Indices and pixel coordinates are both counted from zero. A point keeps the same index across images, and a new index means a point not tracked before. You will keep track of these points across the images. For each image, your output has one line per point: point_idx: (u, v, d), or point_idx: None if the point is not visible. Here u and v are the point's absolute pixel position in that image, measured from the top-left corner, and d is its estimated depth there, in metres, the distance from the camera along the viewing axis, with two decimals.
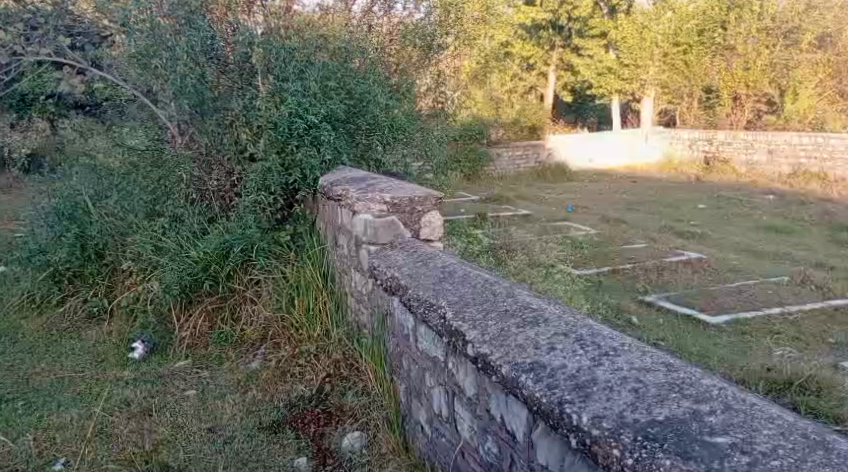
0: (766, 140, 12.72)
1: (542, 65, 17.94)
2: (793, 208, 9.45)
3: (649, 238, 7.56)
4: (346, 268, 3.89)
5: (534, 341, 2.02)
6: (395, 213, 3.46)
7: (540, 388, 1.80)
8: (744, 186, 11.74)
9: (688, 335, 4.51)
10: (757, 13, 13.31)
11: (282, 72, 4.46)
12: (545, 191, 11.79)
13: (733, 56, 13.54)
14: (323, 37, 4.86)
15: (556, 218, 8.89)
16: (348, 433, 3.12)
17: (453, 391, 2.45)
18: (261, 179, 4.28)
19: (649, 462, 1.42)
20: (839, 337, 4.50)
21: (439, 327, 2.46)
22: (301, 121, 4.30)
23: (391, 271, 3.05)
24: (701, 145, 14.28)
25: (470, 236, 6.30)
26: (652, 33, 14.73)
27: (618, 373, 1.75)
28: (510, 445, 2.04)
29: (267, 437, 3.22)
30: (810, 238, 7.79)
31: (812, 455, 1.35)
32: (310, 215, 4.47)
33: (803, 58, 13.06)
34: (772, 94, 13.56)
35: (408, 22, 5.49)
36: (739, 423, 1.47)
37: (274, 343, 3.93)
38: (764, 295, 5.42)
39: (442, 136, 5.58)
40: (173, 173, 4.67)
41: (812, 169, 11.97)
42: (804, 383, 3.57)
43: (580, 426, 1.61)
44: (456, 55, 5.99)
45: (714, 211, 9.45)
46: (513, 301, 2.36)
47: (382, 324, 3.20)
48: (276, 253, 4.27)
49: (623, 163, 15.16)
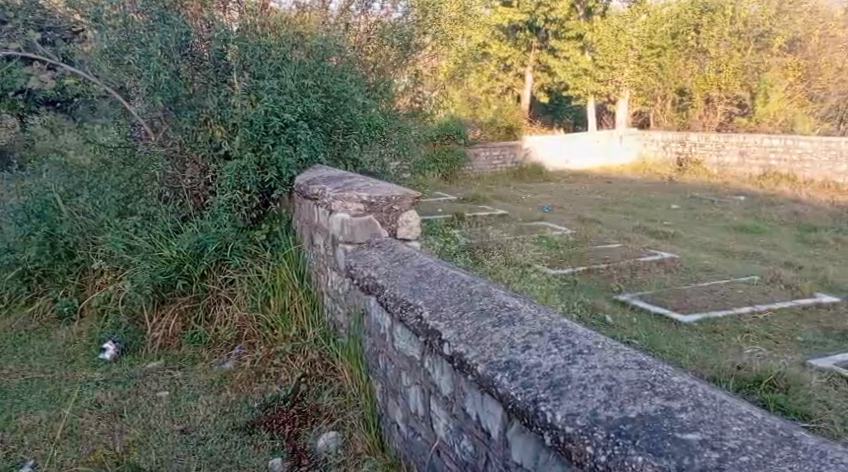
0: (737, 141, 12.84)
1: (519, 66, 18.05)
2: (763, 209, 9.61)
3: (623, 238, 7.63)
4: (322, 267, 3.87)
5: (509, 340, 2.04)
6: (372, 213, 3.46)
7: (515, 387, 1.81)
8: (716, 187, 11.94)
9: (661, 334, 4.56)
10: (729, 17, 13.48)
11: (259, 70, 4.43)
12: (521, 191, 11.86)
13: (705, 59, 13.80)
14: (299, 36, 4.78)
15: (533, 218, 8.97)
16: (324, 434, 3.12)
17: (428, 390, 2.47)
18: (236, 177, 4.24)
19: (622, 459, 1.44)
20: (807, 336, 4.58)
21: (415, 326, 2.47)
22: (278, 119, 4.28)
23: (367, 271, 3.05)
24: (674, 146, 14.46)
25: (447, 237, 6.28)
26: (627, 36, 14.82)
27: (590, 372, 1.76)
28: (485, 443, 2.05)
29: (240, 438, 3.20)
30: (778, 238, 7.93)
31: (780, 451, 1.38)
32: (285, 214, 4.45)
33: (773, 61, 13.34)
34: (743, 96, 13.78)
35: (385, 22, 5.49)
36: (709, 420, 1.49)
37: (248, 342, 3.95)
38: (733, 294, 5.49)
39: (417, 136, 5.60)
40: (145, 171, 4.60)
41: (781, 171, 12.13)
42: (773, 382, 3.63)
43: (554, 424, 1.63)
44: (434, 55, 6.02)
45: (686, 212, 9.56)
46: (489, 301, 2.36)
47: (359, 323, 3.20)
48: (251, 252, 4.25)
49: (598, 163, 15.27)
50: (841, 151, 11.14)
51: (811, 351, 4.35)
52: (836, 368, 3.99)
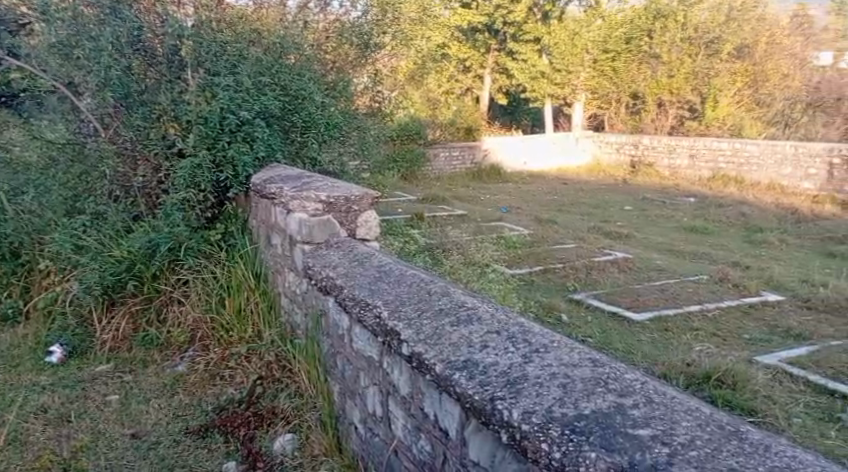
0: (687, 145, 13.14)
1: (478, 68, 18.25)
2: (711, 210, 9.86)
3: (579, 239, 7.75)
4: (279, 267, 3.86)
5: (468, 339, 2.07)
6: (331, 213, 3.45)
7: (473, 385, 1.84)
8: (667, 189, 12.23)
9: (614, 332, 4.65)
10: (680, 23, 13.91)
11: (214, 66, 4.40)
12: (480, 192, 11.94)
13: (658, 64, 14.24)
14: (257, 32, 4.78)
15: (492, 218, 9.06)
16: (280, 436, 3.11)
17: (386, 391, 2.48)
18: (190, 175, 4.17)
19: (576, 455, 1.46)
20: (753, 334, 4.73)
21: (374, 326, 2.48)
22: (234, 117, 4.23)
23: (326, 271, 3.05)
24: (628, 149, 14.71)
25: (408, 237, 6.42)
26: (582, 40, 15.07)
27: (547, 370, 1.80)
28: (443, 442, 2.07)
29: (193, 443, 3.17)
30: (726, 238, 8.15)
31: (727, 445, 1.42)
32: (242, 214, 4.40)
33: (721, 67, 13.65)
34: (694, 101, 14.19)
35: (344, 20, 5.50)
36: (660, 416, 1.53)
37: (202, 344, 3.91)
38: (683, 293, 5.64)
39: (376, 136, 5.62)
40: (94, 168, 4.51)
41: (729, 174, 12.42)
42: (721, 378, 3.73)
43: (511, 421, 1.66)
44: (393, 55, 6.06)
45: (639, 213, 9.75)
46: (447, 301, 2.39)
47: (317, 323, 3.19)
48: (206, 253, 4.18)
49: (555, 163, 15.41)
50: (785, 155, 11.50)
51: (756, 348, 4.49)
52: (780, 365, 4.13)
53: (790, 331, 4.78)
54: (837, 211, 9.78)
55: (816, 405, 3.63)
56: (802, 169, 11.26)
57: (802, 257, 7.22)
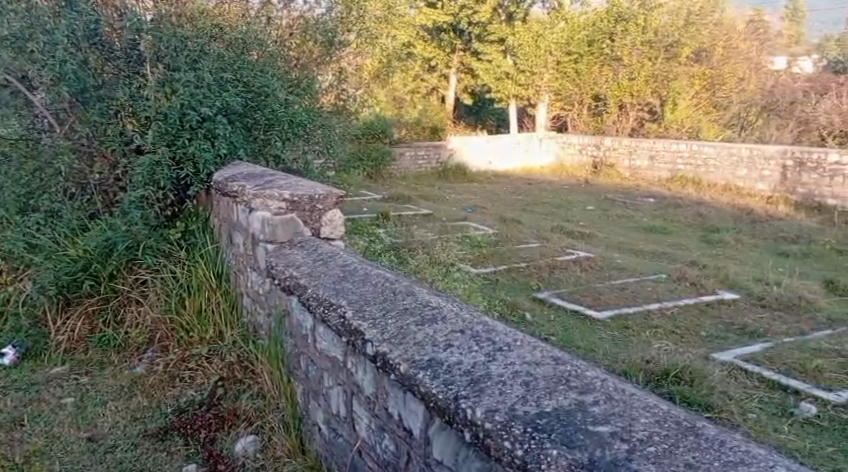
0: (648, 146, 13.37)
1: (443, 67, 18.30)
2: (670, 210, 10.04)
3: (543, 238, 7.84)
4: (241, 267, 3.83)
5: (432, 338, 2.08)
6: (295, 211, 3.43)
7: (436, 385, 1.85)
8: (628, 190, 12.43)
9: (577, 330, 4.72)
10: (641, 26, 14.16)
11: (174, 61, 4.33)
12: (446, 191, 12.00)
13: (619, 66, 14.52)
14: (218, 27, 4.71)
15: (457, 217, 9.09)
16: (242, 438, 3.09)
17: (350, 391, 2.48)
18: (149, 173, 4.11)
19: (538, 452, 1.48)
20: (710, 331, 4.84)
21: (338, 326, 2.48)
22: (195, 113, 4.19)
23: (289, 271, 3.04)
24: (590, 150, 14.87)
25: (373, 236, 6.50)
26: (546, 42, 15.23)
27: (510, 368, 1.83)
28: (407, 442, 2.09)
29: (152, 445, 3.13)
30: (684, 238, 8.31)
31: (684, 441, 1.46)
32: (203, 212, 4.32)
33: (680, 70, 13.89)
34: (653, 103, 14.48)
35: (308, 17, 5.48)
36: (619, 413, 1.57)
37: (162, 346, 3.86)
38: (643, 291, 5.74)
39: (341, 134, 5.60)
40: (48, 165, 4.32)
41: (687, 175, 12.65)
42: (679, 374, 3.82)
43: (474, 420, 1.67)
44: (358, 53, 6.10)
45: (600, 213, 9.89)
46: (412, 300, 2.40)
47: (280, 322, 3.17)
48: (165, 252, 4.13)
49: (520, 164, 15.49)
50: (741, 157, 11.63)
51: (714, 345, 4.59)
52: (736, 361, 4.23)
53: (745, 328, 4.90)
54: (790, 212, 10.05)
55: (770, 401, 3.74)
56: (757, 170, 11.43)
57: (757, 256, 7.41)
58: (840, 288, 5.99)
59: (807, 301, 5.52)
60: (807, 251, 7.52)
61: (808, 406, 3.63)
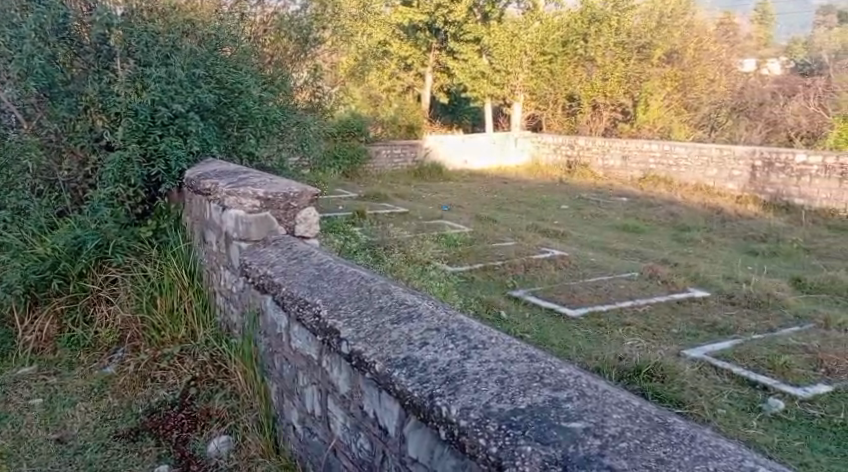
0: (621, 146, 13.51)
1: (419, 66, 18.32)
2: (643, 209, 10.17)
3: (518, 237, 7.89)
4: (214, 265, 3.80)
5: (408, 337, 2.09)
6: (269, 209, 3.41)
7: (412, 383, 1.87)
8: (601, 189, 12.57)
9: (551, 328, 4.77)
10: (614, 28, 14.38)
11: (145, 56, 4.29)
12: (422, 190, 12.03)
13: (592, 67, 14.67)
14: (191, 23, 4.68)
15: (433, 216, 9.12)
16: (215, 439, 3.08)
17: (325, 390, 2.48)
18: (119, 170, 4.07)
19: (512, 449, 1.50)
20: (680, 328, 4.92)
21: (313, 325, 2.48)
22: (166, 109, 4.15)
23: (264, 269, 3.03)
24: (565, 149, 14.97)
25: (349, 235, 6.49)
26: (521, 42, 15.32)
27: (484, 365, 1.85)
28: (382, 440, 2.10)
29: (123, 446, 3.11)
30: (656, 236, 8.43)
31: (656, 436, 1.48)
32: (174, 209, 4.26)
33: (652, 71, 14.06)
34: (626, 104, 14.63)
35: (283, 13, 5.48)
36: (592, 409, 1.59)
37: (132, 345, 3.83)
38: (615, 289, 5.81)
39: (316, 132, 5.60)
40: (15, 162, 4.25)
41: (659, 174, 12.81)
42: (651, 371, 3.87)
43: (449, 418, 1.69)
44: (333, 50, 6.10)
45: (574, 212, 9.99)
46: (388, 298, 2.41)
47: (253, 322, 3.16)
48: (136, 250, 4.07)
49: (496, 162, 15.54)
50: (711, 157, 11.80)
51: (685, 342, 4.66)
52: (706, 358, 4.30)
53: (715, 325, 4.99)
54: (759, 211, 10.22)
55: (739, 396, 3.81)
56: (727, 170, 11.60)
57: (726, 254, 7.53)
58: (807, 286, 6.12)
59: (775, 298, 5.62)
60: (775, 249, 7.66)
61: (776, 401, 3.70)
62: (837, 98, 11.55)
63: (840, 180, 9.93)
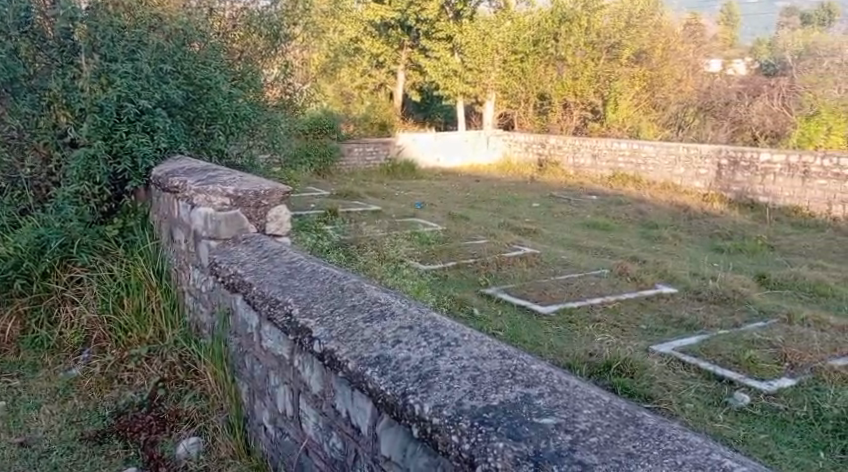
0: (590, 145, 13.65)
1: (391, 64, 18.39)
2: (612, 207, 10.28)
3: (490, 235, 7.93)
4: (183, 264, 3.76)
5: (380, 335, 2.10)
6: (239, 207, 3.38)
7: (385, 381, 1.87)
8: (572, 187, 12.70)
9: (523, 325, 4.80)
10: (584, 28, 14.46)
11: (111, 52, 4.23)
12: (394, 188, 12.04)
13: (563, 66, 14.78)
14: (158, 17, 4.62)
15: (405, 214, 9.11)
16: (184, 440, 3.06)
17: (297, 389, 2.48)
18: (84, 167, 4.00)
19: (484, 446, 1.51)
20: (649, 324, 4.98)
21: (284, 324, 2.46)
22: (132, 105, 4.09)
23: (234, 268, 3.01)
24: (536, 148, 15.06)
25: (320, 234, 6.47)
26: (493, 40, 15.41)
27: (457, 363, 1.86)
28: (354, 439, 2.10)
29: (89, 449, 3.07)
30: (625, 234, 8.52)
31: (625, 431, 1.51)
32: (141, 208, 4.22)
33: (621, 71, 14.26)
34: (596, 103, 14.84)
35: (252, 9, 5.40)
36: (563, 405, 1.61)
37: (98, 346, 3.78)
38: (585, 286, 5.87)
39: (286, 129, 5.57)
40: None
41: (628, 173, 12.96)
42: (621, 366, 3.92)
43: (422, 416, 1.70)
44: (304, 46, 6.15)
45: (545, 210, 10.06)
46: (361, 296, 2.40)
47: (223, 321, 3.13)
48: (102, 249, 4.01)
49: (469, 160, 15.60)
50: (679, 156, 11.97)
51: (654, 338, 4.71)
52: (674, 353, 4.37)
53: (682, 321, 5.07)
54: (725, 209, 10.39)
55: (707, 391, 3.87)
56: (694, 169, 11.76)
57: (693, 251, 7.64)
58: (771, 283, 6.23)
59: (741, 294, 5.72)
60: (740, 246, 7.78)
61: (741, 395, 3.77)
62: (800, 98, 11.77)
63: (802, 178, 10.12)
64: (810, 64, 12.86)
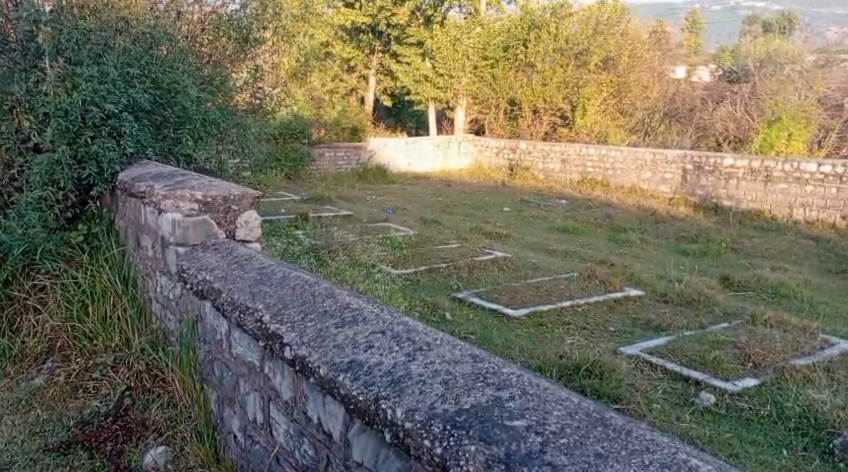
0: (560, 150, 13.81)
1: (362, 68, 18.53)
2: (581, 211, 10.42)
3: (462, 239, 7.98)
4: (150, 270, 3.72)
5: (352, 341, 2.11)
6: (208, 212, 3.37)
7: (357, 387, 1.88)
8: (542, 191, 12.83)
9: (494, 328, 4.85)
10: (553, 34, 14.54)
11: (76, 55, 4.16)
12: (366, 192, 12.05)
13: (533, 73, 14.88)
14: (124, 21, 4.65)
15: (377, 219, 9.11)
16: (151, 449, 3.03)
17: (267, 396, 2.47)
18: (47, 172, 3.92)
19: (456, 449, 1.53)
20: (617, 326, 5.06)
21: (255, 330, 2.46)
22: (98, 109, 4.04)
23: (203, 274, 2.99)
24: (506, 153, 15.18)
25: (292, 239, 6.48)
26: (463, 46, 15.74)
27: (429, 367, 1.87)
28: (326, 445, 2.10)
29: (53, 460, 3.02)
30: (593, 238, 8.63)
31: (594, 432, 1.54)
32: (106, 214, 4.18)
33: (590, 78, 14.37)
34: (565, 109, 14.91)
35: (222, 13, 5.43)
36: (534, 407, 1.63)
37: (62, 355, 3.70)
38: (555, 289, 5.94)
39: (257, 133, 5.56)
40: None
41: (597, 177, 13.12)
42: (590, 368, 3.96)
43: (395, 420, 1.71)
44: (275, 50, 6.13)
45: (516, 214, 10.14)
46: (333, 302, 2.41)
47: (191, 329, 3.11)
48: (66, 256, 3.96)
49: (440, 165, 15.66)
50: (645, 160, 12.13)
51: (621, 340, 4.79)
52: (642, 355, 4.43)
53: (650, 323, 5.15)
54: (690, 213, 10.58)
55: (673, 391, 3.95)
56: (660, 173, 11.96)
57: (660, 254, 7.77)
58: (735, 285, 6.37)
59: (706, 295, 5.81)
60: (705, 248, 7.92)
61: (707, 395, 3.84)
62: (762, 105, 12.01)
63: (765, 181, 10.34)
64: (771, 71, 13.09)
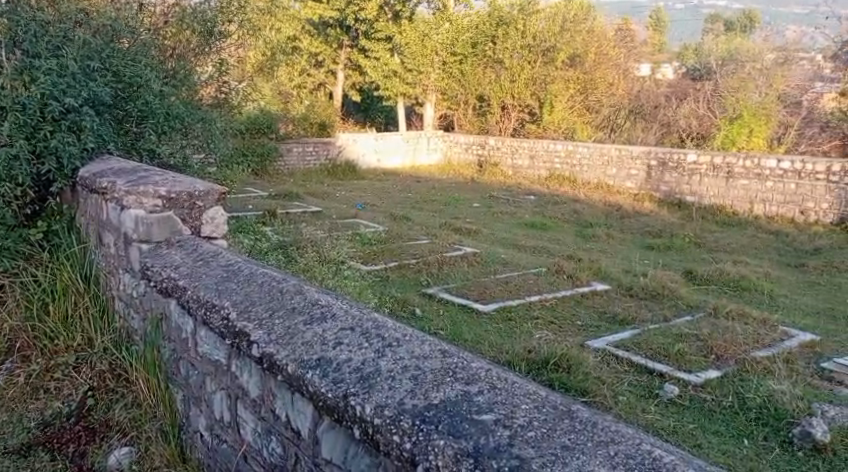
0: (528, 146, 13.85)
1: (330, 63, 18.41)
2: (549, 207, 10.48)
3: (432, 235, 7.98)
4: (113, 268, 3.66)
5: (321, 337, 2.09)
6: (172, 208, 3.32)
7: (326, 384, 1.87)
8: (511, 187, 12.89)
9: (463, 324, 4.86)
10: (520, 31, 14.52)
11: (33, 47, 4.07)
12: (335, 188, 11.98)
13: (501, 68, 14.89)
14: (84, 12, 4.56)
15: (347, 215, 9.06)
16: (115, 450, 3.00)
17: (234, 394, 2.45)
18: (5, 169, 3.77)
19: (426, 444, 1.54)
20: (584, 320, 5.12)
21: (221, 328, 2.43)
22: (58, 104, 3.92)
23: (167, 272, 2.95)
24: (475, 149, 15.25)
25: (259, 236, 6.42)
26: (432, 42, 15.65)
27: (398, 363, 1.87)
28: (295, 443, 2.09)
29: (13, 462, 2.97)
30: (561, 233, 8.69)
31: (561, 424, 1.55)
32: (67, 210, 4.09)
33: (557, 74, 14.39)
34: (532, 105, 14.91)
35: (185, 5, 5.36)
36: (502, 401, 1.64)
37: (22, 355, 3.59)
38: (524, 284, 5.98)
39: (223, 128, 5.51)
40: None
41: (564, 173, 13.22)
42: (558, 361, 4.00)
43: (364, 416, 1.71)
44: (239, 44, 6.04)
45: (485, 210, 10.16)
46: (301, 298, 2.39)
47: (156, 328, 3.06)
48: (25, 254, 3.86)
49: (409, 161, 15.63)
50: (612, 156, 12.26)
51: (588, 334, 4.84)
52: (608, 348, 4.49)
53: (615, 317, 5.22)
54: (655, 209, 10.71)
55: (639, 383, 4.01)
56: (626, 169, 12.09)
57: (626, 249, 7.85)
58: (698, 279, 6.48)
59: (670, 289, 5.90)
60: (670, 243, 8.03)
61: (671, 386, 3.90)
62: (724, 102, 12.21)
63: (726, 177, 10.52)
64: (732, 70, 13.33)
